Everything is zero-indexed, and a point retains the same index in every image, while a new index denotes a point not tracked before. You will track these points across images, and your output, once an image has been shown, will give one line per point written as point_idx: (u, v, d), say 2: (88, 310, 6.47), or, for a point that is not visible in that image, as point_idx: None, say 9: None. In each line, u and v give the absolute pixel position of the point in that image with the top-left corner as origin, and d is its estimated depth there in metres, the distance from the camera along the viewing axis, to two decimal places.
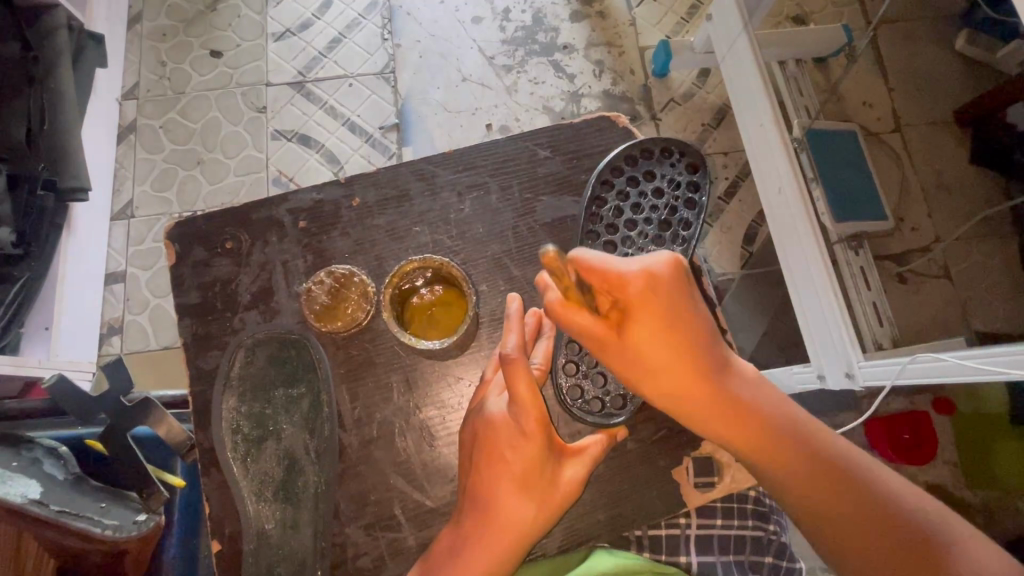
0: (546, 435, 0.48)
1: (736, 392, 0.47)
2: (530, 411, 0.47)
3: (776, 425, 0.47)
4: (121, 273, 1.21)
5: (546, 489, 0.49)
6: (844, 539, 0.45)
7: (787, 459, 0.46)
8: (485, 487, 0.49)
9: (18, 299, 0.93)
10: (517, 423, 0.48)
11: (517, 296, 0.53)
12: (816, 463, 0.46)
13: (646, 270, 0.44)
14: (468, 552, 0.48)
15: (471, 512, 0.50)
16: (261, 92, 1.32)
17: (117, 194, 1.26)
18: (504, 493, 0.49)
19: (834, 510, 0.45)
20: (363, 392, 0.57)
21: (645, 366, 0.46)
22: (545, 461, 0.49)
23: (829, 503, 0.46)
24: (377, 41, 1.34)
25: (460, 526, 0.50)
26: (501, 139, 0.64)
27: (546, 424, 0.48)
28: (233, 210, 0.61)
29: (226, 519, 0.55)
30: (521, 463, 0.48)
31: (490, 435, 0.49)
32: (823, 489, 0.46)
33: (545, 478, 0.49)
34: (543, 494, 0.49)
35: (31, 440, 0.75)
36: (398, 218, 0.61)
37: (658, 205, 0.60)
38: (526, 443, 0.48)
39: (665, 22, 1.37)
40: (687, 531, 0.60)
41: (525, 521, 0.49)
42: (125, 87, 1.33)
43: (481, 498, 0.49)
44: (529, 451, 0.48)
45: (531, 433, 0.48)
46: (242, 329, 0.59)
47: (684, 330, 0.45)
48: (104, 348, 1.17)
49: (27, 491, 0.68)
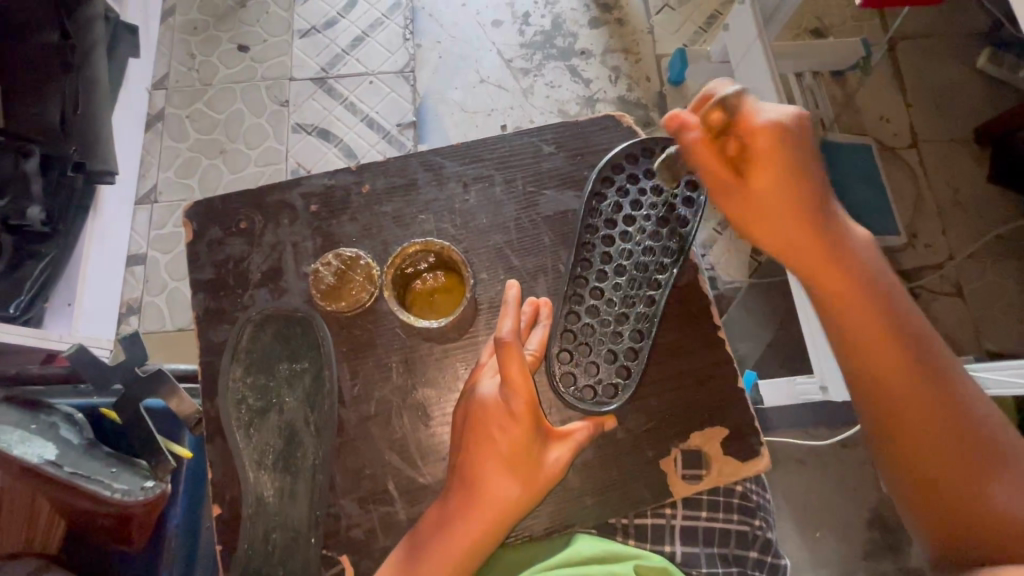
0: (533, 418, 0.50)
1: (836, 240, 0.54)
2: (520, 391, 0.49)
3: (867, 280, 0.55)
4: (142, 255, 1.26)
5: (531, 470, 0.51)
6: (897, 371, 0.54)
7: (867, 315, 0.54)
8: (473, 465, 0.51)
9: (45, 275, 0.98)
10: (508, 404, 0.50)
11: (513, 281, 0.55)
12: (891, 312, 0.55)
13: (783, 122, 0.51)
14: (454, 526, 0.50)
15: (458, 489, 0.52)
16: (285, 86, 1.36)
17: (143, 179, 1.31)
18: (490, 472, 0.50)
19: (891, 347, 0.54)
20: (364, 370, 0.59)
21: (777, 219, 0.53)
22: (533, 443, 0.51)
23: (892, 343, 0.54)
24: (399, 40, 1.38)
25: (448, 502, 0.52)
26: (509, 134, 0.66)
27: (535, 406, 0.51)
28: (250, 192, 0.64)
29: (227, 485, 0.57)
30: (509, 442, 0.50)
31: (480, 415, 0.51)
32: (894, 337, 0.54)
33: (531, 457, 0.51)
34: (528, 475, 0.51)
35: (49, 406, 0.79)
36: (405, 206, 0.64)
37: (656, 202, 0.62)
38: (514, 425, 0.50)
39: (683, 31, 1.39)
40: (673, 521, 0.61)
41: (510, 498, 0.50)
42: (156, 77, 1.38)
43: (469, 476, 0.51)
44: (518, 432, 0.50)
45: (519, 413, 0.50)
46: (251, 305, 0.61)
47: (804, 186, 0.53)
48: (122, 326, 1.21)
49: (43, 453, 0.73)
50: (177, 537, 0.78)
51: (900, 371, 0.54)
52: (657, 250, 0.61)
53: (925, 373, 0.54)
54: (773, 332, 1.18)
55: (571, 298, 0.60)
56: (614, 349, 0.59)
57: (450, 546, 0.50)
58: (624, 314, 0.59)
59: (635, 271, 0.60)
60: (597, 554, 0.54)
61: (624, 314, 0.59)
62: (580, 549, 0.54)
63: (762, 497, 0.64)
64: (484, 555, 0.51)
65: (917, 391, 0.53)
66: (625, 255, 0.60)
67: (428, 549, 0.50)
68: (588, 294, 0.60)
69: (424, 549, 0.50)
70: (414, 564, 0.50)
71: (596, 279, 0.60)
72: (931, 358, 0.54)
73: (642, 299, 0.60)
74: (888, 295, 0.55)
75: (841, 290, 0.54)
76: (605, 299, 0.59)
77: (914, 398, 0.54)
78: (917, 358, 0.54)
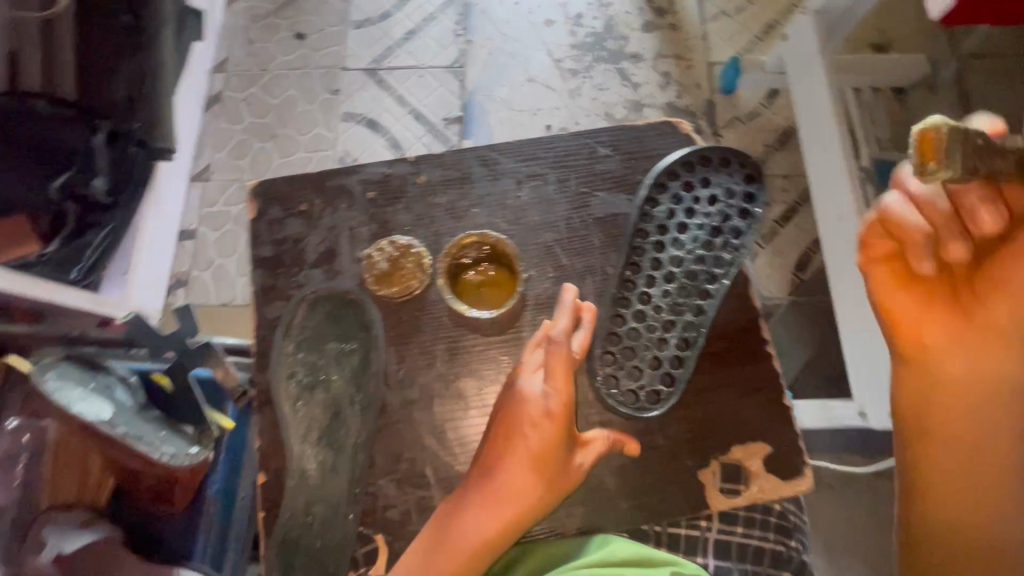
0: (567, 419, 0.51)
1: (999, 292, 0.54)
2: (561, 389, 0.51)
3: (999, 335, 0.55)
4: (193, 231, 1.31)
5: (557, 472, 0.52)
6: (978, 425, 0.55)
7: (976, 365, 0.55)
8: (499, 458, 0.52)
9: (104, 244, 1.03)
10: (546, 403, 0.51)
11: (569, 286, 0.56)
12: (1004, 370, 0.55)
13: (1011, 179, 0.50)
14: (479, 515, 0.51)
15: (477, 481, 0.52)
16: (337, 75, 1.40)
17: (198, 158, 1.36)
18: (516, 468, 0.51)
19: (982, 397, 0.55)
20: (410, 356, 0.60)
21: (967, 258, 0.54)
22: (565, 444, 0.52)
23: (982, 394, 0.55)
24: (451, 36, 1.40)
25: (467, 490, 0.52)
26: (565, 134, 0.67)
27: (570, 409, 0.51)
28: (311, 176, 0.66)
29: (273, 456, 0.59)
30: (542, 442, 0.51)
31: (515, 411, 0.52)
32: (986, 390, 0.55)
33: (557, 461, 0.51)
34: (553, 476, 0.52)
35: (107, 368, 0.84)
36: (459, 199, 0.65)
37: (712, 211, 0.61)
38: (548, 424, 0.51)
39: (737, 40, 1.37)
40: (708, 534, 0.60)
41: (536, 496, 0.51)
42: (216, 60, 1.43)
43: (493, 469, 0.52)
44: (551, 431, 0.51)
45: (554, 413, 0.51)
46: (306, 284, 0.63)
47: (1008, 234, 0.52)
48: (169, 298, 1.26)
49: (101, 413, 0.77)
50: (215, 500, 0.84)
51: (973, 417, 0.56)
52: (708, 259, 0.60)
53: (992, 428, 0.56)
54: (811, 351, 1.15)
55: (617, 301, 0.59)
56: (658, 357, 0.58)
57: (469, 531, 0.50)
58: (671, 322, 0.59)
59: (685, 279, 0.60)
60: (635, 557, 0.53)
61: (672, 322, 0.59)
62: (618, 551, 0.53)
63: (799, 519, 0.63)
64: (497, 549, 0.51)
65: (977, 445, 0.56)
66: (676, 262, 0.60)
67: (451, 528, 0.51)
68: (635, 299, 0.59)
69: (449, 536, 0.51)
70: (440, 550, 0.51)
71: (645, 284, 0.60)
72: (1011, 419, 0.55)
73: (691, 308, 0.59)
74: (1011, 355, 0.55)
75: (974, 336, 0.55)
76: (653, 305, 0.59)
77: (977, 449, 0.56)
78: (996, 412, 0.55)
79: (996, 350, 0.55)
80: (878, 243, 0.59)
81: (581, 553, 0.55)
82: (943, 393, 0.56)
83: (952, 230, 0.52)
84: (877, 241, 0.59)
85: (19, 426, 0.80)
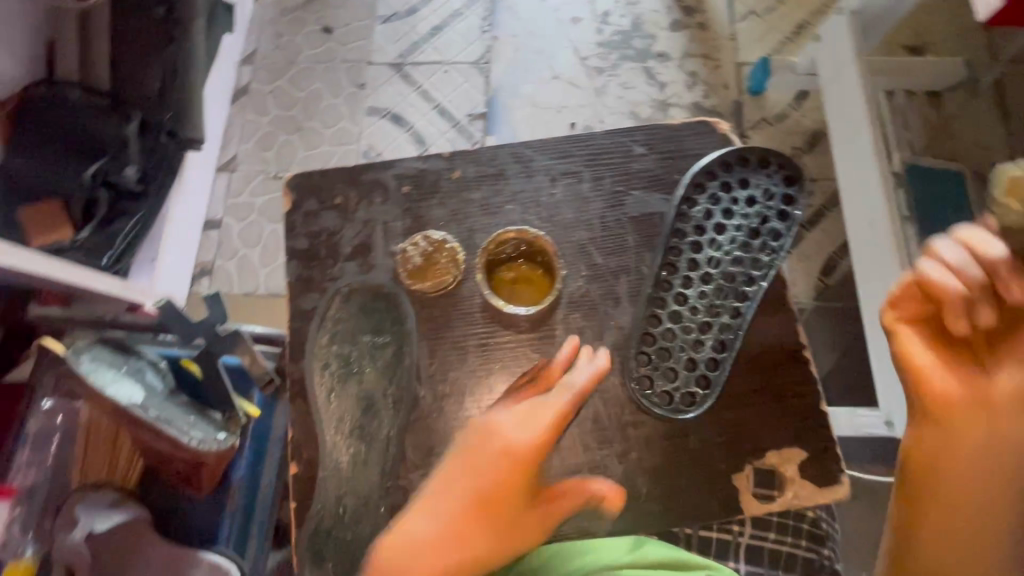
0: (531, 464, 0.48)
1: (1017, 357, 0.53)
2: (529, 427, 0.48)
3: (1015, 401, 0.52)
4: (218, 221, 1.32)
5: (508, 522, 0.47)
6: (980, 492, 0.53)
7: (990, 426, 0.52)
8: (443, 494, 0.48)
9: (133, 233, 1.03)
10: (511, 441, 0.48)
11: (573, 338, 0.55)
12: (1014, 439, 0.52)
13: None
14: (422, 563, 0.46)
15: (413, 518, 0.48)
16: (363, 69, 1.40)
17: (224, 149, 1.38)
18: (461, 511, 0.47)
19: (992, 463, 0.53)
20: (442, 351, 0.60)
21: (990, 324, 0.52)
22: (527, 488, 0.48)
23: (993, 459, 0.52)
24: (477, 32, 1.40)
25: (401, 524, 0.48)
26: (600, 133, 0.66)
27: (536, 454, 0.48)
28: (346, 169, 0.66)
29: (305, 445, 0.59)
30: (504, 484, 0.47)
31: (478, 450, 0.48)
32: (995, 458, 0.53)
33: (510, 508, 0.47)
34: (504, 526, 0.47)
35: (139, 352, 0.86)
36: (493, 195, 0.65)
37: (749, 213, 0.60)
38: (506, 463, 0.47)
39: (767, 40, 1.35)
40: (740, 538, 0.63)
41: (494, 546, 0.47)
42: (244, 53, 1.44)
43: (435, 505, 0.48)
44: (506, 472, 0.47)
45: (514, 453, 0.47)
46: (340, 277, 0.63)
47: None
48: (194, 287, 1.28)
49: (132, 396, 0.79)
50: (241, 488, 0.86)
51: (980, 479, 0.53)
52: (746, 261, 0.59)
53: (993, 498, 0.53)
54: (836, 360, 1.13)
55: (653, 300, 0.59)
56: (694, 358, 0.58)
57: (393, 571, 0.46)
58: (707, 324, 0.58)
59: (722, 280, 0.59)
60: (667, 560, 0.57)
61: (708, 324, 0.58)
62: (651, 554, 0.57)
63: (833, 527, 0.64)
64: None
65: (977, 511, 0.53)
66: (713, 264, 0.59)
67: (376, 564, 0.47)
68: (671, 300, 0.59)
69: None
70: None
71: (680, 285, 0.59)
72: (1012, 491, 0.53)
73: (728, 309, 0.59)
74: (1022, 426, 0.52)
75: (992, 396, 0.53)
76: (689, 306, 0.58)
77: (977, 517, 0.53)
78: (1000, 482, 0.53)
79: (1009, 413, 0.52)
80: (907, 304, 0.55)
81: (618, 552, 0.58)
82: (952, 454, 0.53)
83: (982, 295, 0.50)
84: (904, 302, 0.55)
85: (53, 407, 0.82)
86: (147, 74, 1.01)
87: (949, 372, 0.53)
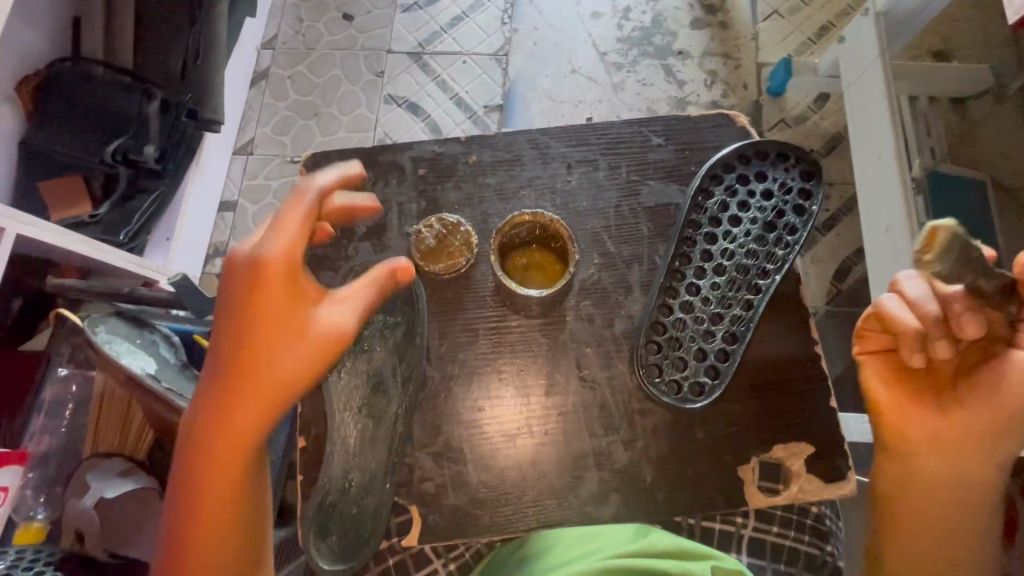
0: (297, 268, 0.41)
1: (995, 382, 0.49)
2: (278, 239, 0.41)
3: (992, 427, 0.50)
4: (233, 203, 1.34)
5: (293, 341, 0.41)
6: (947, 513, 0.52)
7: (960, 451, 0.51)
8: (215, 361, 0.41)
9: (150, 211, 1.03)
10: (258, 249, 0.40)
11: (356, 164, 0.49)
12: (986, 464, 0.51)
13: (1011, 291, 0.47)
14: (227, 417, 0.41)
15: (197, 413, 0.41)
16: (382, 57, 1.41)
17: (242, 131, 1.39)
18: (233, 362, 0.41)
19: (961, 486, 0.51)
20: (452, 332, 0.61)
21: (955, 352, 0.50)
22: (300, 300, 0.42)
23: (962, 481, 0.51)
24: (496, 24, 1.40)
25: (186, 433, 0.42)
26: (618, 123, 0.66)
27: (297, 263, 0.41)
28: (363, 150, 0.66)
29: (314, 419, 0.60)
30: (265, 302, 0.41)
31: (229, 287, 0.41)
32: (965, 481, 0.51)
33: (289, 329, 0.41)
34: (291, 347, 0.41)
35: (152, 326, 0.87)
36: (508, 180, 0.65)
37: (766, 206, 0.60)
38: (271, 280, 0.40)
39: (789, 41, 1.33)
40: (743, 530, 0.64)
41: (283, 366, 0.41)
42: (265, 37, 1.45)
43: (215, 376, 0.41)
44: (272, 292, 0.41)
45: (273, 273, 0.40)
46: (354, 256, 0.64)
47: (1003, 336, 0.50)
48: (207, 266, 1.29)
49: (145, 366, 0.81)
50: None
51: (946, 501, 0.52)
52: (760, 254, 0.59)
53: (962, 518, 0.52)
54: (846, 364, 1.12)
55: (665, 290, 0.59)
56: (704, 349, 0.58)
57: (203, 466, 0.41)
58: (719, 315, 0.58)
59: (735, 272, 0.59)
60: (675, 548, 0.56)
61: (719, 316, 0.58)
62: (658, 542, 0.57)
63: (836, 524, 0.65)
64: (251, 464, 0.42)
65: (944, 530, 0.52)
66: (727, 255, 0.59)
67: (185, 476, 0.41)
68: (683, 290, 0.59)
69: (188, 468, 0.41)
70: (187, 490, 0.41)
71: (693, 276, 0.59)
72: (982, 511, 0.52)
73: (740, 302, 0.58)
74: (996, 449, 0.50)
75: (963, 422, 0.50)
76: (701, 297, 0.58)
77: (943, 535, 0.52)
78: (970, 503, 0.51)
79: (981, 439, 0.50)
80: (874, 335, 0.54)
81: (624, 539, 0.58)
82: (918, 476, 0.52)
83: (941, 333, 0.48)
84: (872, 333, 0.54)
85: (68, 375, 0.86)
86: (171, 54, 1.02)
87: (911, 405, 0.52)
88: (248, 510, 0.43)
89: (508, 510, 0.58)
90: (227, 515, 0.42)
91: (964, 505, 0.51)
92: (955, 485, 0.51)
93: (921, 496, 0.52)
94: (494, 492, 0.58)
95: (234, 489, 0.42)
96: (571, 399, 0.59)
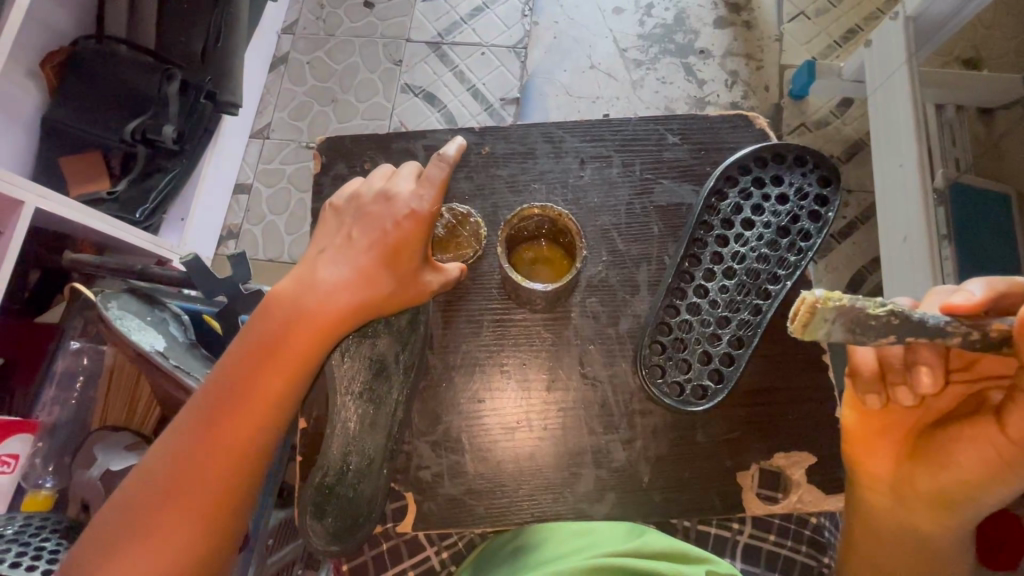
0: (429, 222, 0.51)
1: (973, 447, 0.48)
2: (434, 198, 0.51)
3: (958, 487, 0.49)
4: (248, 185, 1.35)
5: (405, 276, 0.52)
6: (896, 551, 0.53)
7: (919, 502, 0.50)
8: (351, 260, 0.51)
9: (166, 191, 1.04)
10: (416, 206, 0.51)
11: (463, 143, 0.53)
12: (947, 518, 0.50)
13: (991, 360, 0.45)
14: (328, 310, 0.50)
15: (309, 295, 0.51)
16: (401, 46, 1.40)
17: (259, 115, 1.39)
18: (364, 269, 0.51)
19: (913, 530, 0.52)
20: (456, 322, 0.61)
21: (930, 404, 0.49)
22: (419, 249, 0.51)
23: (917, 527, 0.51)
24: (517, 16, 1.38)
25: (293, 305, 0.50)
26: (634, 119, 0.65)
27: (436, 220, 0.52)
28: (377, 136, 0.66)
29: (316, 402, 0.61)
30: (397, 236, 0.51)
31: (378, 210, 0.52)
32: (918, 527, 0.51)
33: (410, 264, 0.52)
34: (399, 280, 0.52)
35: (163, 304, 0.88)
36: (520, 173, 0.64)
37: (780, 210, 0.59)
38: (409, 221, 0.51)
39: (814, 43, 1.31)
40: (738, 536, 0.64)
41: (383, 290, 0.51)
42: (286, 21, 1.45)
43: (342, 271, 0.51)
44: (409, 228, 0.51)
45: (417, 213, 0.51)
46: None
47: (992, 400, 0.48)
48: (220, 248, 1.31)
49: (155, 343, 0.81)
50: None
51: (896, 540, 0.52)
52: (772, 259, 0.58)
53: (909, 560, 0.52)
54: None
55: (673, 291, 0.58)
56: (709, 352, 0.57)
57: (291, 340, 0.50)
58: (727, 319, 0.57)
59: (745, 276, 0.58)
60: (665, 551, 0.56)
61: (727, 319, 0.57)
62: (650, 543, 0.56)
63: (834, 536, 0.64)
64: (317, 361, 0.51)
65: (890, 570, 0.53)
66: (737, 259, 0.58)
67: (271, 339, 0.50)
68: (691, 292, 0.58)
69: (274, 338, 0.50)
70: (263, 358, 0.50)
71: (702, 278, 0.58)
72: (932, 558, 0.52)
73: (748, 306, 0.58)
74: (962, 510, 0.49)
75: (932, 477, 0.49)
76: (709, 300, 0.58)
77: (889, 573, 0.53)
78: (920, 547, 0.52)
79: (946, 497, 0.49)
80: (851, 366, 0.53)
81: (621, 537, 0.58)
82: (873, 512, 0.53)
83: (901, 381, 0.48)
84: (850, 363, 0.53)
85: (80, 348, 0.88)
86: (193, 36, 1.03)
87: (879, 441, 0.51)
88: (295, 400, 0.51)
89: (503, 502, 0.58)
90: (283, 395, 0.50)
91: (912, 546, 0.52)
92: (910, 521, 0.51)
93: (874, 524, 0.53)
94: (489, 484, 0.58)
95: (300, 375, 0.50)
96: (571, 395, 0.59)
